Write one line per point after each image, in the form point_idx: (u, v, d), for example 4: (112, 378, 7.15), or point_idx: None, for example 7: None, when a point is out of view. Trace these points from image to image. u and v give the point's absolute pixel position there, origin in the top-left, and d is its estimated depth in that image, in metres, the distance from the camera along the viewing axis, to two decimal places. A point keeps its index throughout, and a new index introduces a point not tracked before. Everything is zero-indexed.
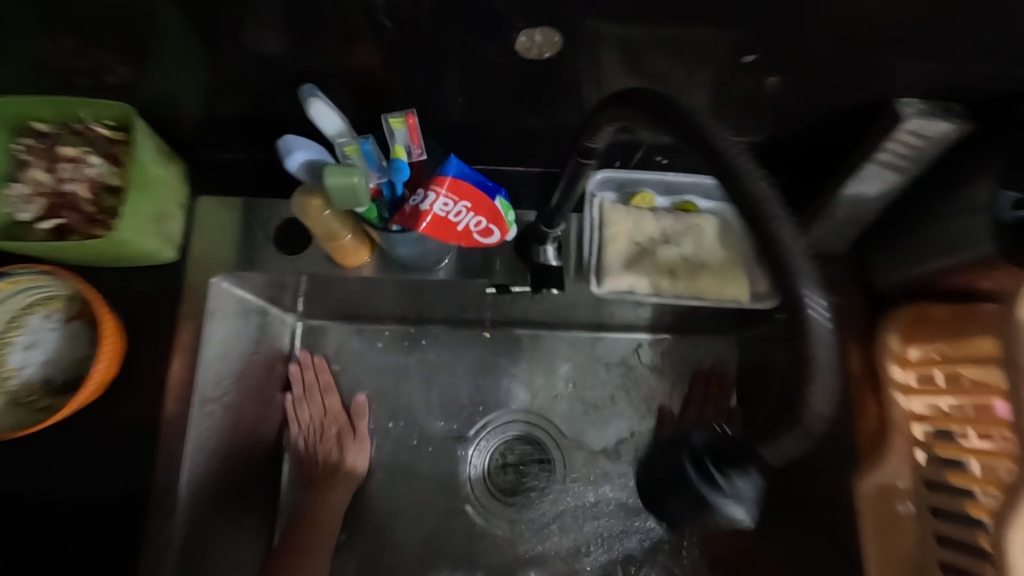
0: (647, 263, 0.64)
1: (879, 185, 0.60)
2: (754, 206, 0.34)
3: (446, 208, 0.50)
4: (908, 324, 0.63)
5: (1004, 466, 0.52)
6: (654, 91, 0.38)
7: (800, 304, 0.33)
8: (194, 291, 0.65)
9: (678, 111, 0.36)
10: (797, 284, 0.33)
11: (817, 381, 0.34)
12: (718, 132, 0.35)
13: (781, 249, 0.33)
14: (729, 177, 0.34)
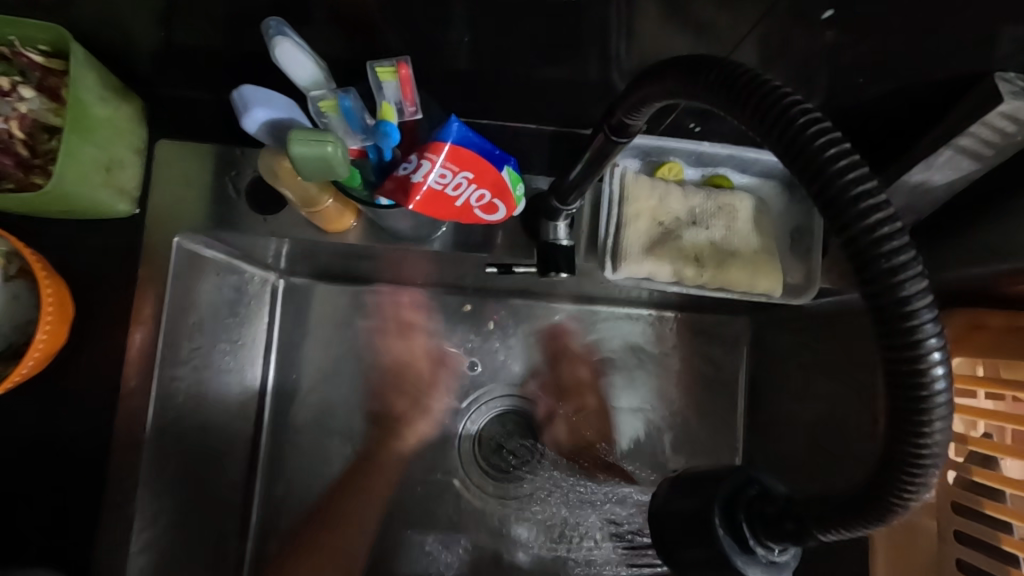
0: (670, 247, 0.56)
1: (950, 173, 0.51)
2: (858, 228, 0.27)
3: (443, 180, 0.42)
4: (956, 333, 0.56)
5: None
6: (725, 68, 0.31)
7: (917, 357, 0.27)
8: (155, 252, 0.58)
9: (768, 98, 0.29)
10: (906, 337, 0.27)
11: (916, 461, 0.28)
12: (800, 125, 0.28)
13: (893, 281, 0.26)
14: (823, 186, 0.28)
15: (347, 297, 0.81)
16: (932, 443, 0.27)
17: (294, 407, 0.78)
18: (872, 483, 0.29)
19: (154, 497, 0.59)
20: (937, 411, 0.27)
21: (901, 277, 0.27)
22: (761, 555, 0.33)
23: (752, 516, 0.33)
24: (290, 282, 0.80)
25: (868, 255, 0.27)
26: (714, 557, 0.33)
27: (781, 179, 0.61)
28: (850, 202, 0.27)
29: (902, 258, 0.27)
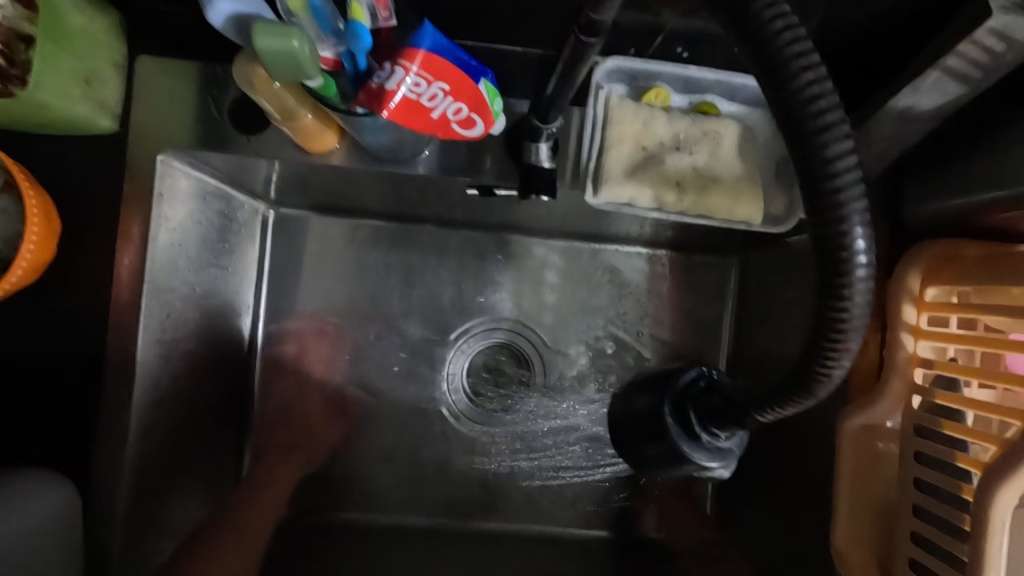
0: (652, 172, 0.56)
1: (938, 98, 0.50)
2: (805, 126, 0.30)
3: (417, 90, 0.42)
4: (931, 262, 0.56)
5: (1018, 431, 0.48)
6: None
7: (841, 243, 0.31)
8: (139, 170, 0.58)
9: None
10: (834, 232, 0.31)
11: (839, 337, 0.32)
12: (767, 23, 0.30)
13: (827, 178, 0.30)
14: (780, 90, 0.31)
15: (339, 228, 0.83)
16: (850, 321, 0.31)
17: (291, 334, 0.81)
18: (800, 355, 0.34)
19: (149, 410, 0.62)
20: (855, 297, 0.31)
21: (833, 160, 0.30)
22: (705, 441, 0.40)
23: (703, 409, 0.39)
24: (282, 213, 0.81)
25: (811, 159, 0.31)
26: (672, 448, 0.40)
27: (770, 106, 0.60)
28: (801, 103, 0.30)
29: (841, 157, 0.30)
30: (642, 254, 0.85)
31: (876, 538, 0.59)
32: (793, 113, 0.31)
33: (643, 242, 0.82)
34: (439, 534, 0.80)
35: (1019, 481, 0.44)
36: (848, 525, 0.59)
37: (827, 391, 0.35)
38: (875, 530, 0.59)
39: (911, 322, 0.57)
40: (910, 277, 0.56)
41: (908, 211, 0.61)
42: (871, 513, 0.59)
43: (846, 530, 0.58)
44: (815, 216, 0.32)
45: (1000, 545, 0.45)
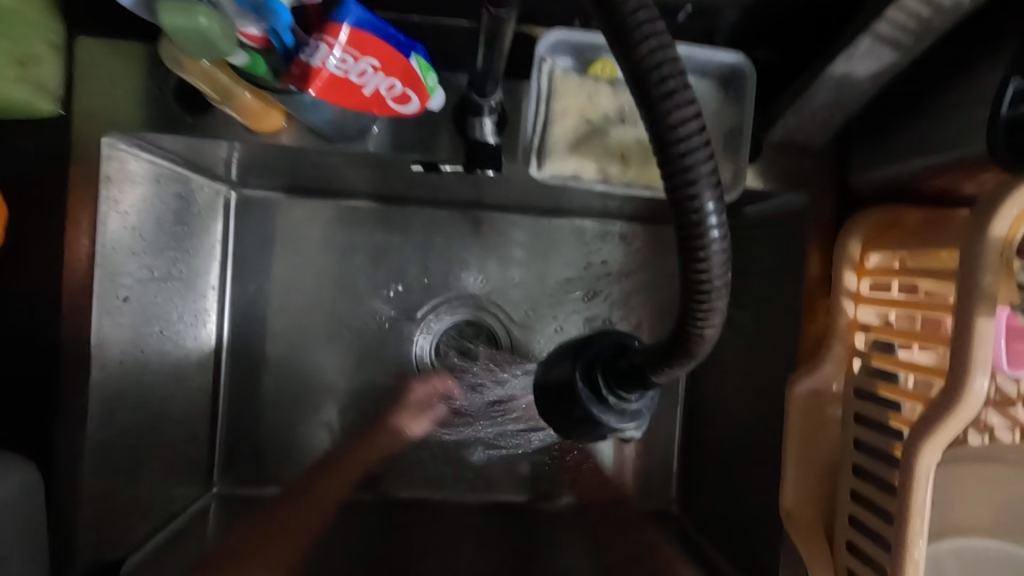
0: (596, 145, 0.57)
1: (873, 65, 0.51)
2: (643, 80, 0.31)
3: (344, 67, 0.42)
4: (872, 229, 0.58)
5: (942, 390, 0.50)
6: None
7: (691, 193, 0.32)
8: (85, 154, 0.58)
9: None
10: (686, 193, 0.32)
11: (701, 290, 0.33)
12: None
13: (669, 130, 0.31)
14: (622, 45, 0.31)
15: (306, 208, 0.83)
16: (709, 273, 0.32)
17: (261, 313, 0.82)
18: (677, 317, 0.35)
19: (109, 391, 0.63)
20: (713, 259, 0.32)
21: (674, 113, 0.31)
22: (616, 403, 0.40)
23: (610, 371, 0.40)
24: (245, 195, 0.82)
25: (658, 119, 0.31)
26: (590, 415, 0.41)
27: (717, 77, 0.60)
28: (639, 56, 0.31)
29: (680, 110, 0.31)
30: (612, 228, 0.85)
31: (820, 495, 0.62)
32: (635, 68, 0.31)
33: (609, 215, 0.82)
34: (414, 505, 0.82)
35: (938, 439, 0.46)
36: (793, 483, 0.62)
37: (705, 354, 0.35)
38: (818, 487, 0.61)
39: (851, 288, 0.59)
40: (850, 244, 0.58)
41: (856, 177, 0.61)
42: (815, 472, 0.61)
43: (792, 488, 0.61)
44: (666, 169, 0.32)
45: (923, 498, 0.47)
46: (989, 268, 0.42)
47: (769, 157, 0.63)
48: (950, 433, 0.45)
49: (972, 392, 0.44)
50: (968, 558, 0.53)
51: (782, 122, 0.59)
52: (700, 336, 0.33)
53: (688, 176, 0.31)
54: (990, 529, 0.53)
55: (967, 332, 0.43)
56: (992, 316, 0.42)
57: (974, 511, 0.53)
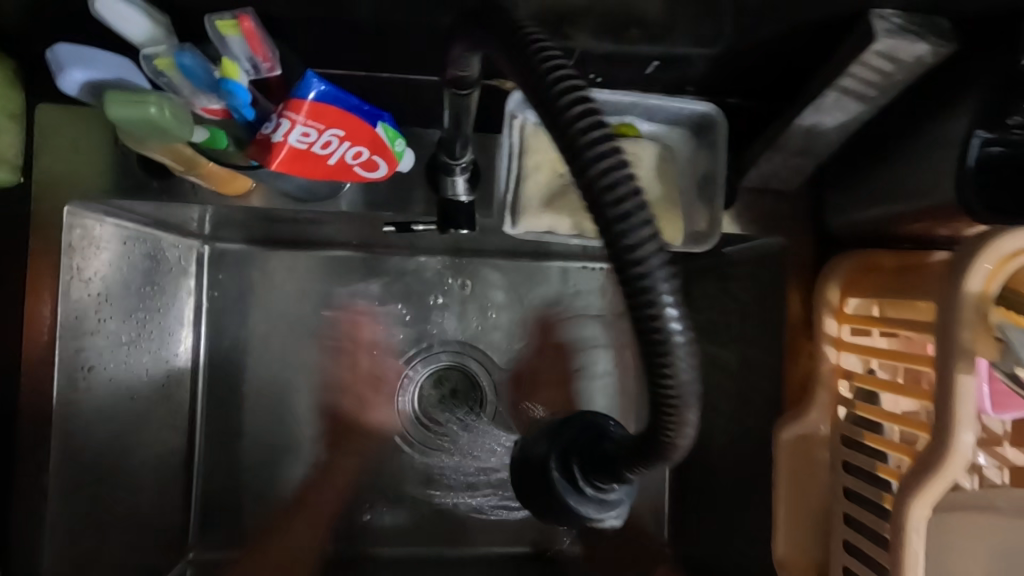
0: (570, 200, 0.56)
1: (842, 115, 0.51)
2: (585, 179, 0.29)
3: (306, 139, 0.41)
4: (852, 274, 0.57)
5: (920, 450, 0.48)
6: (498, 19, 0.32)
7: (645, 296, 0.29)
8: (46, 222, 0.57)
9: (527, 54, 0.31)
10: (642, 296, 0.29)
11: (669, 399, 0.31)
12: (546, 80, 0.31)
13: (614, 231, 0.29)
14: (565, 144, 0.30)
15: (284, 256, 0.82)
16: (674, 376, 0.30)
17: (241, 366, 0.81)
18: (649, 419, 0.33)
19: (70, 466, 0.61)
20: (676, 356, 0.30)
21: (620, 210, 0.29)
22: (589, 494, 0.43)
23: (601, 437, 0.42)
24: (217, 248, 0.81)
25: (605, 220, 0.29)
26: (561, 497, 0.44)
27: (687, 128, 0.61)
28: (580, 155, 0.30)
29: (627, 208, 0.29)
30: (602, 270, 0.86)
31: (815, 546, 0.60)
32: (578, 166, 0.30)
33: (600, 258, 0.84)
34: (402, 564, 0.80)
35: (929, 494, 0.44)
36: (788, 536, 0.60)
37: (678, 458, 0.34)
38: (813, 538, 0.60)
39: (833, 333, 0.58)
40: (829, 290, 0.57)
41: (833, 221, 0.62)
42: (808, 522, 0.60)
43: (787, 541, 0.60)
44: (617, 271, 0.30)
45: (915, 557, 0.46)
46: (967, 323, 0.41)
47: (746, 203, 0.63)
48: (940, 488, 0.44)
49: (957, 445, 0.43)
50: None
51: (755, 169, 0.60)
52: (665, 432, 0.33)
53: (641, 276, 0.29)
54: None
55: (948, 386, 0.42)
56: (971, 370, 0.41)
57: (971, 562, 0.52)
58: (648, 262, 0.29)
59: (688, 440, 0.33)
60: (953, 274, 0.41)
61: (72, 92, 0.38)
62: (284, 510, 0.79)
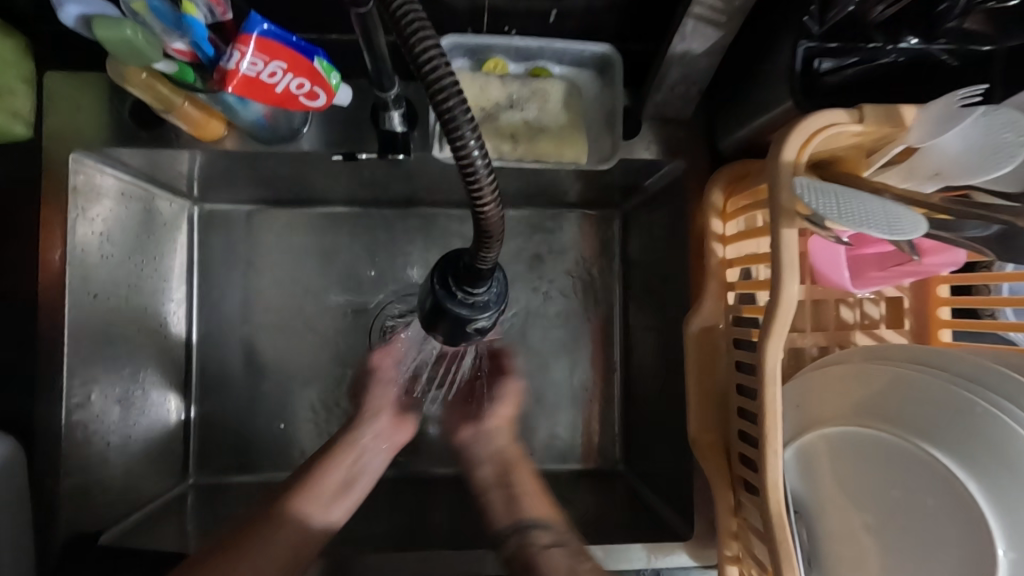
0: (489, 127, 0.67)
1: (705, 41, 0.61)
2: (400, 37, 0.33)
3: (255, 68, 0.52)
4: (729, 179, 0.67)
5: (782, 306, 0.53)
6: None
7: (455, 133, 0.33)
8: (52, 167, 0.67)
9: None
10: (451, 131, 0.32)
11: (484, 225, 0.35)
12: None
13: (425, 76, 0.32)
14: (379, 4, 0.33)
15: (267, 216, 0.95)
16: (484, 196, 0.33)
17: (232, 310, 0.93)
18: (473, 246, 0.37)
19: (80, 384, 0.71)
20: (480, 176, 0.33)
21: (431, 59, 0.32)
22: (462, 301, 0.41)
23: (455, 275, 0.41)
24: (205, 209, 0.93)
25: (414, 70, 0.33)
26: (437, 307, 0.42)
27: (594, 67, 0.71)
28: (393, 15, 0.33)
29: (433, 59, 0.32)
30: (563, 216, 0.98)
31: (718, 419, 0.70)
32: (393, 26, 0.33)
33: (561, 203, 0.96)
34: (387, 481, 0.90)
35: (776, 336, 0.54)
36: (697, 413, 0.70)
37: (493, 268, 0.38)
38: (716, 412, 0.70)
39: (718, 232, 0.68)
40: (712, 195, 0.67)
41: (721, 141, 0.72)
42: (710, 398, 0.70)
43: (696, 416, 0.70)
44: (437, 114, 0.33)
45: (773, 395, 0.56)
46: (785, 188, 0.50)
47: (649, 132, 0.74)
48: (783, 328, 0.54)
49: (787, 292, 0.53)
50: (834, 446, 0.57)
51: (651, 99, 0.70)
52: (482, 255, 0.37)
53: (450, 114, 0.32)
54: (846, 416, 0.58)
55: (777, 241, 0.52)
56: (793, 226, 0.51)
57: (838, 404, 0.58)
58: (453, 100, 0.32)
59: (500, 252, 0.37)
60: (772, 152, 0.51)
61: (70, 24, 0.47)
62: (275, 435, 0.91)
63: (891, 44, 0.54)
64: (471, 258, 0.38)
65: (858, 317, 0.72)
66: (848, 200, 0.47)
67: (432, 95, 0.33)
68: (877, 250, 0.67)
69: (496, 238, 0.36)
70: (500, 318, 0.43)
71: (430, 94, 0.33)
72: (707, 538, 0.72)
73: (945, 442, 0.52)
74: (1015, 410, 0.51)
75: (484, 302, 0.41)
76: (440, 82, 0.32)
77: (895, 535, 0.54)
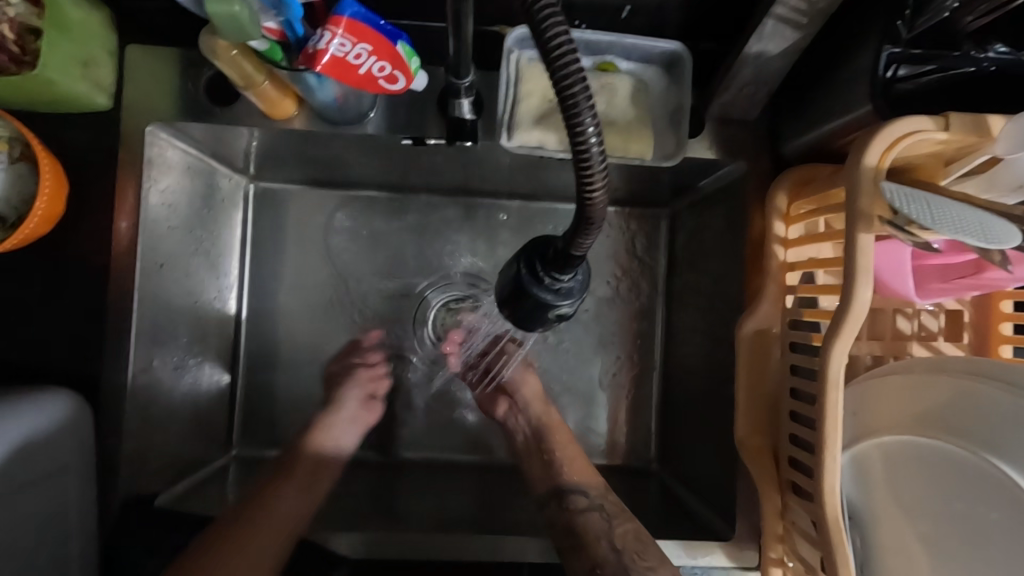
0: (558, 120, 0.67)
1: (781, 43, 0.61)
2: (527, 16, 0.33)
3: (343, 50, 0.53)
4: (793, 183, 0.67)
5: (851, 312, 0.53)
6: None
7: (573, 119, 0.33)
8: (130, 139, 0.69)
9: None
10: (570, 116, 0.33)
11: (588, 212, 0.35)
12: None
13: (549, 59, 0.32)
14: None
15: (317, 197, 0.96)
16: (594, 183, 0.34)
17: (282, 288, 0.95)
18: (568, 232, 0.38)
19: (145, 351, 0.73)
20: (594, 165, 0.33)
21: (557, 41, 0.32)
22: (548, 286, 0.42)
23: (542, 261, 0.41)
24: (260, 187, 0.95)
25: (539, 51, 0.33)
26: (521, 290, 0.42)
27: (661, 65, 0.71)
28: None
29: (560, 41, 0.32)
30: (609, 212, 0.99)
31: (767, 422, 0.70)
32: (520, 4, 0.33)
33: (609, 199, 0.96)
34: (427, 466, 0.92)
35: (843, 341, 0.54)
36: (747, 415, 0.70)
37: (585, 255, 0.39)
38: (766, 415, 0.70)
39: (780, 234, 0.68)
40: (777, 197, 0.67)
41: (786, 145, 0.71)
42: (761, 401, 0.70)
43: (746, 418, 0.70)
44: (558, 98, 0.33)
45: (835, 399, 0.56)
46: (864, 193, 0.50)
47: (712, 132, 0.73)
48: (851, 333, 0.54)
49: (858, 297, 0.53)
50: (895, 454, 0.57)
51: (717, 99, 0.70)
52: (577, 241, 0.38)
53: (570, 99, 0.33)
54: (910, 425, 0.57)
55: (852, 245, 0.52)
56: (869, 231, 0.51)
57: (899, 413, 0.58)
58: (577, 86, 0.32)
59: (597, 239, 0.37)
60: (853, 156, 0.51)
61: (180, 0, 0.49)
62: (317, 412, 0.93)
63: (979, 52, 0.53)
64: (564, 244, 0.39)
65: (916, 328, 0.71)
66: (943, 211, 0.47)
67: (553, 78, 0.33)
68: (941, 260, 0.66)
69: (596, 226, 0.36)
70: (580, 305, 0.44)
71: (553, 77, 0.33)
72: (748, 540, 0.73)
73: (1017, 459, 0.51)
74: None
75: (568, 289, 0.42)
76: (564, 66, 0.33)
77: (954, 549, 0.53)
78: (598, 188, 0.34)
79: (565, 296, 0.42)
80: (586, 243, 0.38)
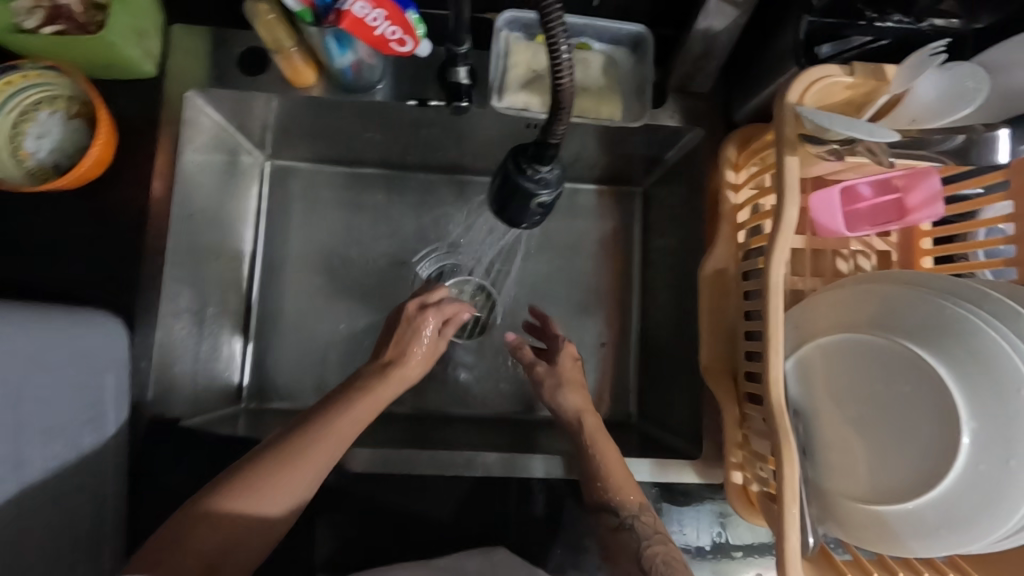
0: (540, 86, 0.79)
1: (725, 20, 0.73)
2: None
3: (363, 12, 0.65)
4: (741, 138, 0.79)
5: (783, 226, 0.63)
6: None
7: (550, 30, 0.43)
8: (171, 103, 0.80)
9: None
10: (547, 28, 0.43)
11: (562, 104, 0.46)
12: None
13: None
14: None
15: (326, 175, 1.07)
16: (565, 79, 0.45)
17: (292, 256, 1.04)
18: (545, 127, 0.49)
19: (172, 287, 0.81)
20: (564, 64, 0.44)
21: None
22: (530, 175, 0.53)
23: (525, 156, 0.52)
24: (275, 164, 1.05)
25: None
26: (511, 182, 0.54)
27: (629, 45, 0.83)
28: None
29: None
30: (589, 190, 1.10)
31: (727, 346, 0.79)
32: None
33: (588, 177, 1.08)
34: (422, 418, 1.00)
35: (780, 252, 0.64)
36: (710, 342, 0.79)
37: (559, 147, 0.50)
38: (726, 341, 0.79)
39: (731, 181, 0.79)
40: (727, 150, 0.79)
41: (736, 112, 0.84)
42: (722, 329, 0.79)
43: (709, 344, 0.79)
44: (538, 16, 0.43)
45: (776, 303, 0.65)
46: (787, 123, 0.61)
47: (672, 103, 0.86)
48: (785, 244, 0.64)
49: (788, 211, 0.63)
50: (824, 349, 0.66)
51: (675, 74, 0.83)
52: (554, 133, 0.49)
53: (548, 15, 0.43)
54: (837, 325, 0.66)
55: (781, 167, 0.62)
56: (793, 154, 0.62)
57: (828, 317, 0.68)
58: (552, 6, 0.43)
59: (569, 130, 0.48)
60: (778, 96, 0.63)
61: None
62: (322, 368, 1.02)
63: (880, 22, 0.66)
64: (542, 138, 0.50)
65: (852, 267, 0.81)
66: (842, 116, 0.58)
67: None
68: (865, 206, 0.78)
69: (565, 118, 0.47)
70: (557, 195, 0.55)
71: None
72: (714, 459, 0.81)
73: (924, 340, 0.60)
74: (995, 321, 0.59)
75: (547, 179, 0.53)
76: None
77: (877, 422, 0.62)
78: (568, 83, 0.45)
79: (546, 185, 0.53)
80: (558, 136, 0.49)
